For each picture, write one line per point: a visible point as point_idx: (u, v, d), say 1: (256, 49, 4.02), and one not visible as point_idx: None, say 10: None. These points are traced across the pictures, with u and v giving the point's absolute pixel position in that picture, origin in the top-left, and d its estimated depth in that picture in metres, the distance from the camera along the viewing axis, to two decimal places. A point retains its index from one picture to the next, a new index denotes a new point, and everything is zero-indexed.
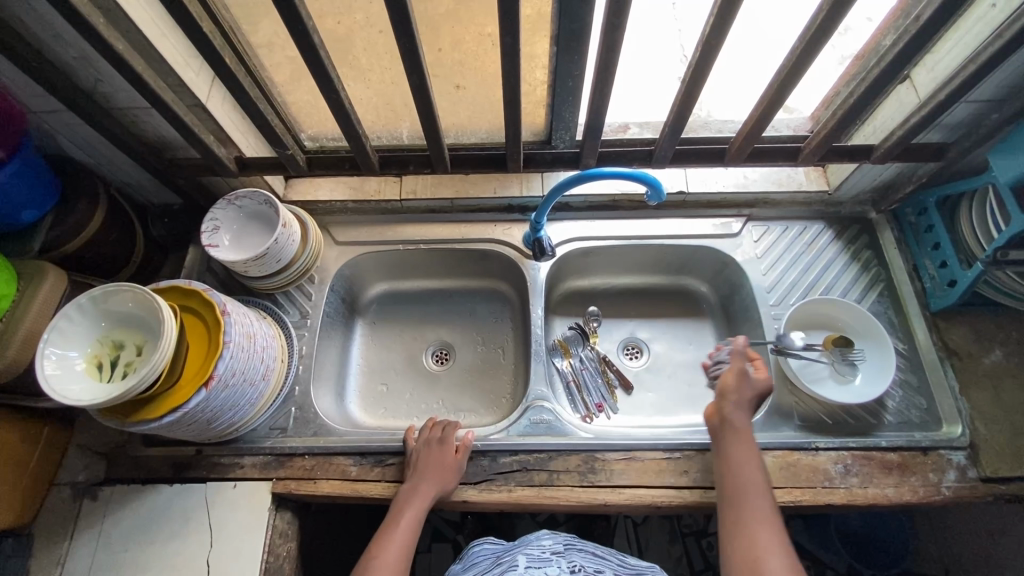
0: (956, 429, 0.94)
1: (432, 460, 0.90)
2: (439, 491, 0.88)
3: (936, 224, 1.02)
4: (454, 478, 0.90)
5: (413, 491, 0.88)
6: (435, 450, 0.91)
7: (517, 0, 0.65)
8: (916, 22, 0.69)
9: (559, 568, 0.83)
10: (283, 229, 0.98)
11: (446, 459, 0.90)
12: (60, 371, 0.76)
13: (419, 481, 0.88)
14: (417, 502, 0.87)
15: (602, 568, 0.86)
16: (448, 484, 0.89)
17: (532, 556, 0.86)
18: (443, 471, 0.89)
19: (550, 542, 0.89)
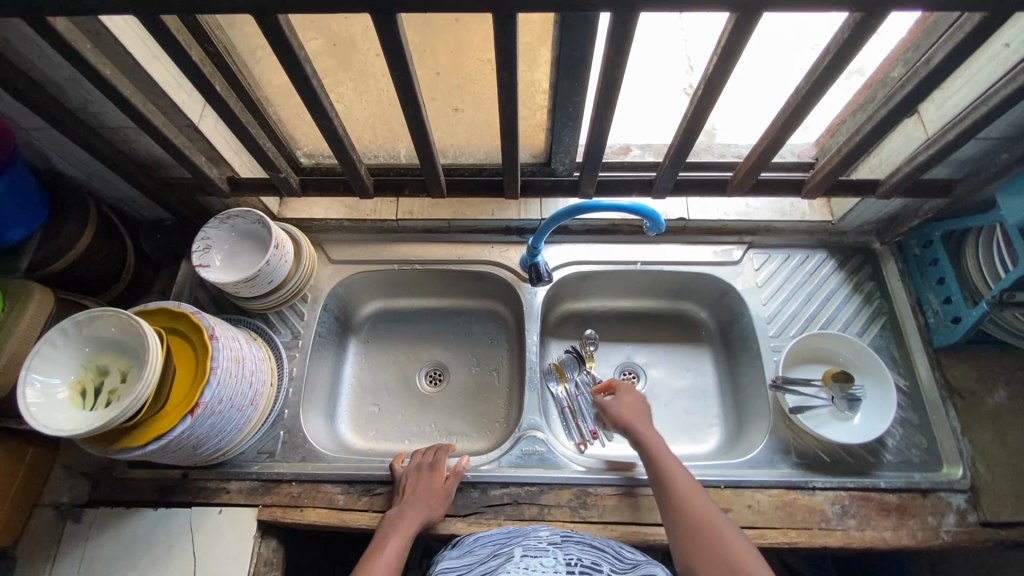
0: (957, 471, 0.93)
1: (423, 484, 0.88)
2: (428, 516, 0.86)
3: (941, 258, 1.00)
4: (443, 503, 0.89)
5: (402, 517, 0.85)
6: (426, 475, 0.90)
7: (516, 38, 0.63)
8: (927, 65, 0.67)
9: (556, 559, 0.76)
10: (275, 250, 0.96)
11: (437, 484, 0.89)
12: (43, 399, 0.75)
13: (409, 506, 0.86)
14: (405, 528, 0.84)
15: (600, 557, 0.78)
16: (437, 511, 0.88)
17: (528, 547, 0.79)
18: (432, 496, 0.88)
19: (547, 533, 0.83)
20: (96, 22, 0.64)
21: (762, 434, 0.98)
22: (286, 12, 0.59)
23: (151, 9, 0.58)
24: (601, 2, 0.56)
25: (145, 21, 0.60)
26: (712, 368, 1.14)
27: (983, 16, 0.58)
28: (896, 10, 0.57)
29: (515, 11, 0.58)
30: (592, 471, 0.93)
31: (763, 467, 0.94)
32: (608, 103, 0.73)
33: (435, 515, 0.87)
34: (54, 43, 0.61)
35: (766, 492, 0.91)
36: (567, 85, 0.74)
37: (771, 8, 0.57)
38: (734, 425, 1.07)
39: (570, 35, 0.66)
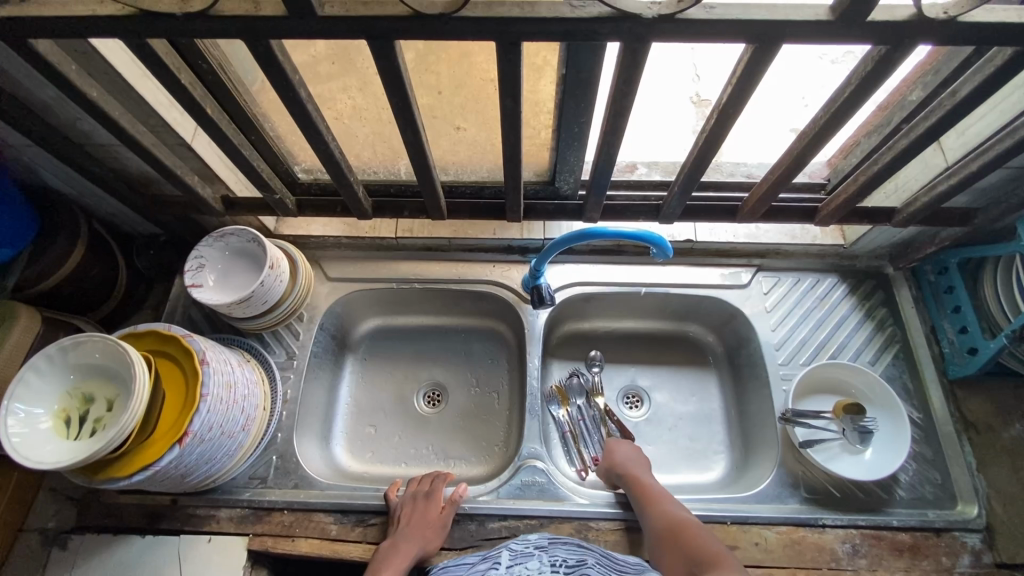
0: (972, 509, 0.89)
1: (422, 513, 0.86)
2: (426, 547, 0.83)
3: (957, 287, 0.97)
4: (440, 533, 0.86)
5: (398, 547, 0.82)
6: (425, 503, 0.87)
7: (520, 66, 0.60)
8: (951, 95, 0.64)
9: (541, 562, 0.78)
10: (269, 270, 0.93)
11: (436, 512, 0.87)
12: (25, 430, 0.72)
13: (407, 536, 0.83)
14: (400, 558, 0.81)
15: (587, 557, 0.80)
16: (433, 541, 0.85)
17: (515, 551, 0.81)
18: (431, 525, 0.85)
19: (534, 537, 0.83)
20: (83, 42, 0.61)
21: (770, 467, 0.95)
22: (279, 37, 0.56)
23: (138, 32, 0.55)
24: (610, 31, 0.53)
25: (133, 43, 0.58)
26: (719, 393, 1.10)
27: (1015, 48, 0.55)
28: (922, 42, 0.54)
29: (519, 39, 0.55)
30: (594, 504, 0.90)
31: (771, 502, 0.91)
32: (616, 130, 0.70)
33: (431, 545, 0.85)
34: (38, 65, 0.59)
35: (774, 529, 0.88)
36: (573, 110, 0.72)
37: (790, 39, 0.54)
38: (742, 454, 1.03)
39: (577, 62, 0.63)
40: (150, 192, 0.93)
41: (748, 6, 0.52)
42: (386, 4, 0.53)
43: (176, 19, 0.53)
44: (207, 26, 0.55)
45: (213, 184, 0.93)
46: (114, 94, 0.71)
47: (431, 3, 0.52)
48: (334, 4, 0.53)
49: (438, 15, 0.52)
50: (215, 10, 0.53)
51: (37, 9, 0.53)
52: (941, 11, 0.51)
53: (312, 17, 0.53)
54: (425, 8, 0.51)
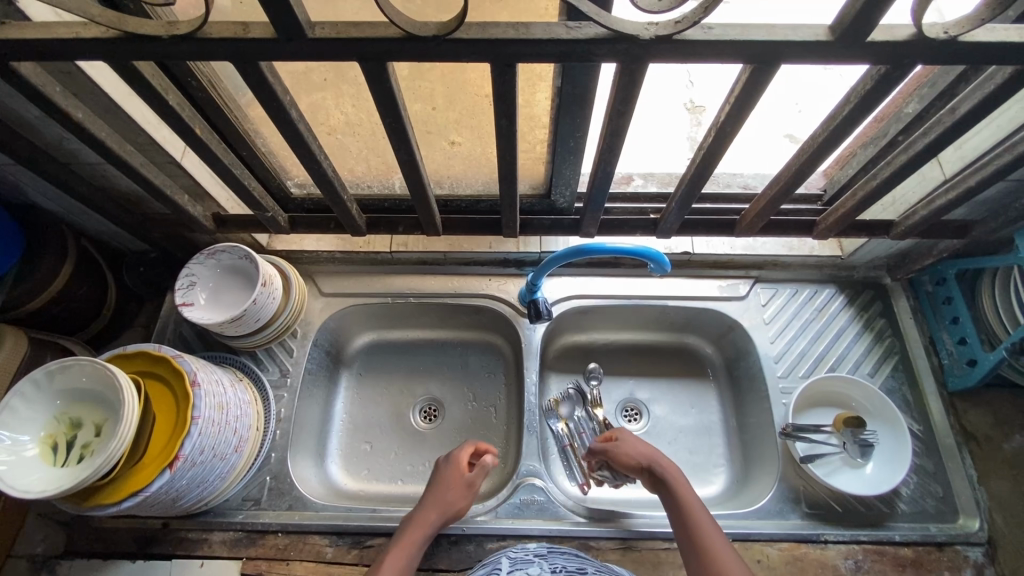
0: (974, 523, 0.89)
1: (442, 478, 0.86)
2: (446, 509, 0.83)
3: (955, 298, 0.97)
4: (465, 492, 0.85)
5: (417, 513, 0.82)
6: (445, 468, 0.87)
7: (515, 86, 0.59)
8: (950, 113, 0.64)
9: (542, 567, 0.75)
10: (262, 288, 0.92)
11: (459, 473, 0.86)
12: (12, 457, 0.70)
13: (426, 503, 0.83)
14: (421, 524, 0.81)
15: (587, 566, 0.76)
16: (458, 503, 0.84)
17: (514, 557, 0.77)
18: (452, 487, 0.85)
19: (533, 546, 0.82)
20: (67, 63, 0.59)
21: (770, 481, 0.94)
22: (269, 59, 0.55)
23: (124, 55, 0.54)
24: (607, 52, 0.52)
25: (118, 66, 0.56)
26: (718, 405, 1.09)
27: (1017, 66, 0.54)
28: (922, 61, 0.53)
29: (514, 60, 0.54)
30: (594, 523, 0.89)
31: (773, 518, 0.90)
32: (613, 148, 0.69)
33: (457, 506, 0.84)
34: (20, 88, 0.57)
35: (775, 546, 0.87)
36: (568, 127, 0.71)
37: (789, 59, 0.53)
38: (742, 468, 1.02)
39: (573, 80, 0.62)
40: (139, 210, 0.91)
41: (746, 26, 0.51)
42: (378, 26, 0.52)
43: (162, 42, 0.52)
44: (194, 48, 0.53)
45: (203, 201, 0.91)
46: (101, 114, 0.69)
47: (425, 26, 0.50)
48: (324, 26, 0.52)
49: (431, 37, 0.51)
50: (202, 32, 0.52)
51: (19, 32, 0.52)
52: (941, 31, 0.50)
53: (302, 39, 0.52)
54: (418, 30, 0.50)
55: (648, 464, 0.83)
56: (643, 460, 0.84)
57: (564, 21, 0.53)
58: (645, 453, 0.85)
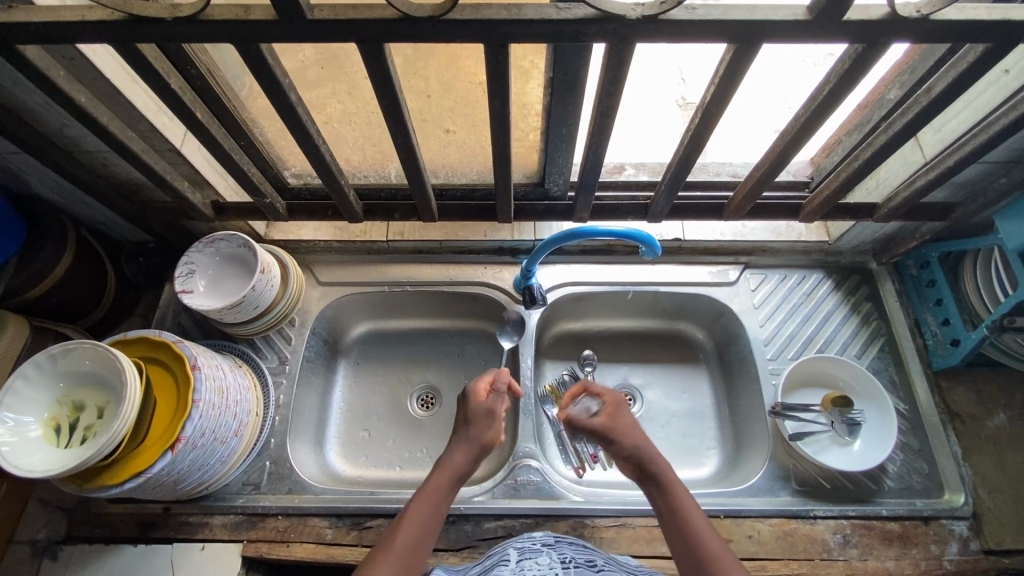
0: (959, 497, 0.91)
1: (465, 415, 0.84)
2: (472, 445, 0.80)
3: (939, 280, 1.00)
4: (489, 423, 0.82)
5: (444, 458, 0.80)
6: (465, 403, 0.86)
7: (508, 68, 0.61)
8: (927, 93, 0.66)
9: (550, 558, 0.76)
10: (261, 274, 0.93)
11: (473, 408, 0.84)
12: (15, 438, 0.71)
13: (452, 446, 0.81)
14: (447, 468, 0.78)
15: (595, 557, 0.78)
16: (484, 436, 0.81)
17: (523, 547, 0.79)
18: (473, 422, 0.82)
19: (540, 535, 0.81)
20: (71, 48, 0.61)
21: (761, 460, 0.96)
22: (269, 41, 0.57)
23: (127, 37, 0.55)
24: (596, 32, 0.54)
25: (121, 48, 0.58)
26: (710, 389, 1.11)
27: (987, 45, 0.57)
28: (897, 40, 0.56)
29: (507, 41, 0.56)
30: (589, 502, 0.91)
31: (763, 495, 0.92)
32: (604, 131, 0.71)
33: (485, 438, 0.81)
34: (26, 71, 0.58)
35: (766, 522, 0.89)
36: (560, 111, 0.73)
37: (770, 39, 0.56)
38: (733, 449, 1.04)
39: (563, 64, 0.64)
40: (138, 198, 0.92)
41: (728, 7, 0.54)
42: (375, 8, 0.54)
43: (166, 24, 0.54)
44: (197, 30, 0.55)
45: (202, 190, 0.93)
46: (102, 99, 0.71)
47: (420, 6, 0.52)
48: (324, 8, 0.54)
49: (426, 18, 0.53)
50: (205, 14, 0.54)
51: (27, 15, 0.54)
52: (914, 10, 0.53)
53: (302, 20, 0.54)
54: (414, 11, 0.52)
55: (619, 433, 0.81)
56: (615, 430, 0.81)
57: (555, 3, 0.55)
58: (618, 420, 0.82)
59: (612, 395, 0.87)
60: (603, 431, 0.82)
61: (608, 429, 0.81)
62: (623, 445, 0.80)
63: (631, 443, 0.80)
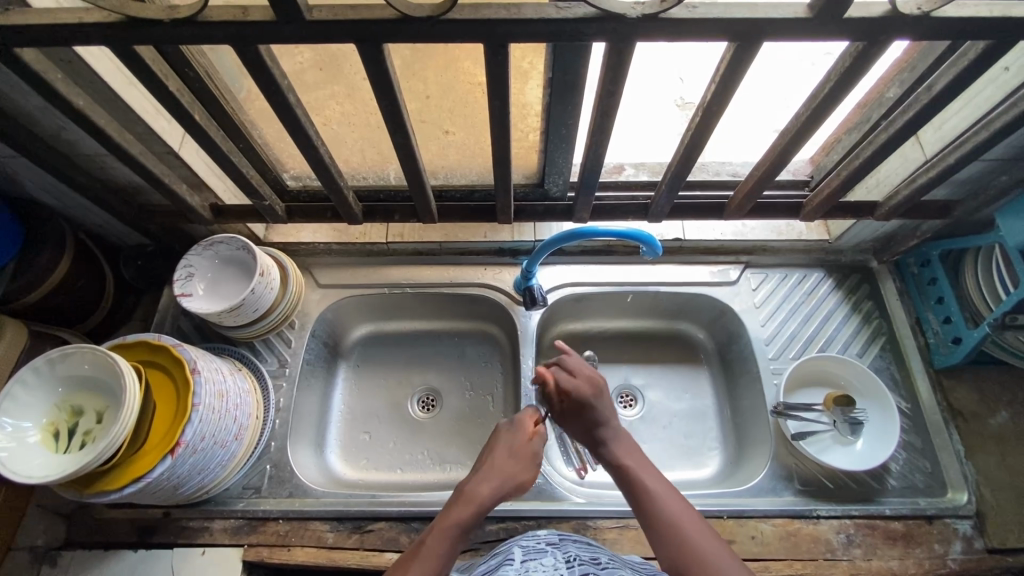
0: (962, 496, 0.91)
1: (505, 447, 0.78)
2: (507, 481, 0.74)
3: (939, 278, 1.00)
4: (527, 466, 0.77)
5: (470, 488, 0.72)
6: (509, 434, 0.80)
7: (507, 68, 0.60)
8: (927, 91, 0.66)
9: (556, 558, 0.74)
10: (260, 277, 0.93)
11: (521, 441, 0.78)
12: (13, 444, 0.71)
13: (484, 475, 0.74)
14: (473, 500, 0.70)
15: (600, 554, 0.75)
16: (519, 476, 0.76)
17: (528, 547, 0.77)
18: (515, 457, 0.77)
19: (545, 534, 0.81)
20: (68, 50, 0.61)
21: (763, 460, 0.96)
22: (267, 42, 0.57)
23: (125, 39, 0.55)
24: (595, 31, 0.54)
25: (118, 51, 0.58)
26: (712, 390, 1.11)
27: (988, 41, 0.57)
28: (898, 37, 0.56)
29: (506, 41, 0.56)
30: (591, 503, 0.91)
31: (766, 495, 0.92)
32: (603, 130, 0.71)
33: (518, 482, 0.76)
34: (22, 73, 0.58)
35: (770, 522, 0.89)
36: (560, 111, 0.72)
37: (770, 36, 0.56)
38: (735, 449, 1.04)
39: (563, 63, 0.63)
40: (136, 201, 0.92)
41: (728, 5, 0.53)
42: (374, 9, 0.54)
43: (163, 26, 0.54)
44: (194, 32, 0.55)
45: (201, 193, 0.93)
46: (100, 102, 0.71)
47: (418, 7, 0.52)
48: (322, 9, 0.53)
49: (425, 18, 0.52)
50: (203, 16, 0.54)
51: (23, 17, 0.53)
52: (915, 7, 0.53)
53: (300, 21, 0.53)
54: (412, 11, 0.52)
55: (593, 398, 0.77)
56: (592, 397, 0.77)
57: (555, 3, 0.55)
58: (592, 386, 0.78)
59: (577, 363, 0.81)
60: (575, 402, 0.77)
61: (582, 400, 0.77)
62: (597, 418, 0.76)
63: (605, 413, 0.77)
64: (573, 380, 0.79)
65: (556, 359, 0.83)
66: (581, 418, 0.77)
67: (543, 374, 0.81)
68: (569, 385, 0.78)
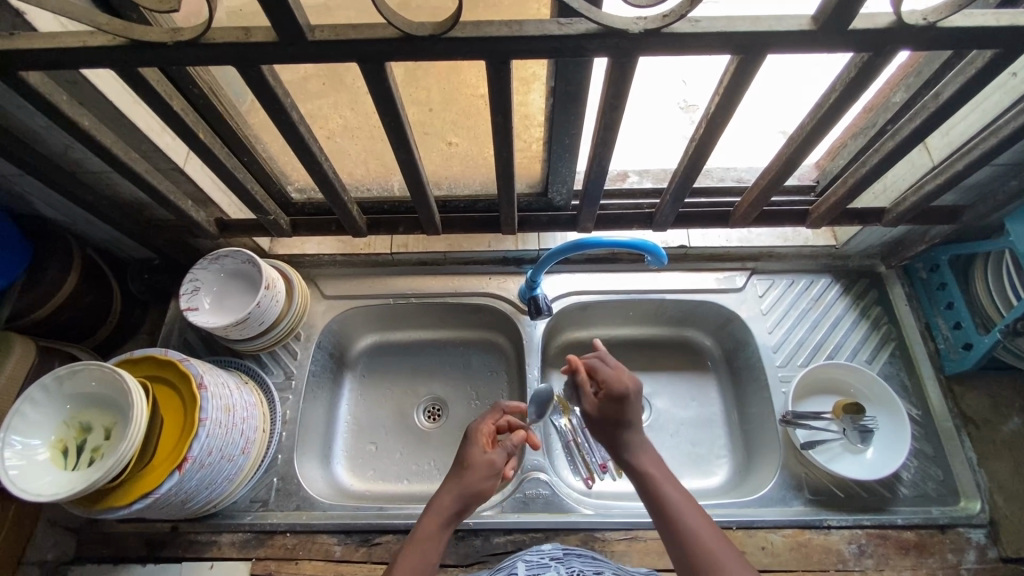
0: (975, 504, 0.90)
1: (463, 458, 0.78)
2: (465, 492, 0.74)
3: (950, 283, 0.99)
4: (487, 476, 0.76)
5: (432, 504, 0.74)
6: (467, 444, 0.80)
7: (510, 83, 0.60)
8: (933, 99, 0.66)
9: (559, 573, 0.75)
10: (265, 290, 0.93)
11: (475, 450, 0.78)
12: (22, 463, 0.71)
13: (446, 489, 0.75)
14: (436, 513, 0.73)
15: (604, 568, 0.77)
16: (480, 486, 0.75)
17: (532, 562, 0.78)
18: (472, 467, 0.76)
19: (549, 548, 0.80)
20: (73, 72, 0.61)
21: (773, 469, 0.95)
22: (269, 62, 0.57)
23: (130, 62, 0.56)
24: (598, 47, 0.54)
25: (123, 72, 0.58)
26: (719, 397, 1.10)
27: (996, 50, 0.57)
28: (902, 48, 0.55)
29: (509, 57, 0.56)
30: (600, 515, 0.90)
31: (776, 505, 0.91)
32: (607, 142, 0.71)
33: (480, 490, 0.75)
34: (29, 96, 0.59)
35: (780, 533, 0.88)
36: (563, 123, 0.72)
37: (775, 49, 0.55)
38: (744, 457, 1.03)
39: (566, 75, 0.63)
40: (142, 216, 0.93)
41: (731, 18, 0.53)
42: (376, 28, 0.54)
43: (167, 48, 0.54)
44: (199, 52, 0.55)
45: (206, 207, 0.93)
46: (105, 121, 0.71)
47: (420, 25, 0.52)
48: (323, 29, 0.54)
49: (426, 36, 0.52)
50: (206, 38, 0.54)
51: (28, 41, 0.53)
52: (920, 18, 0.52)
53: (302, 41, 0.53)
54: (415, 30, 0.52)
55: (630, 394, 0.78)
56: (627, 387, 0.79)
57: (556, 18, 0.55)
58: (625, 380, 0.79)
59: (615, 361, 0.84)
60: (611, 394, 0.79)
61: (619, 391, 0.78)
62: (626, 418, 0.77)
63: (632, 416, 0.78)
64: (611, 372, 0.81)
65: (593, 354, 0.86)
66: (611, 409, 0.78)
67: (578, 364, 0.84)
68: (609, 376, 0.80)
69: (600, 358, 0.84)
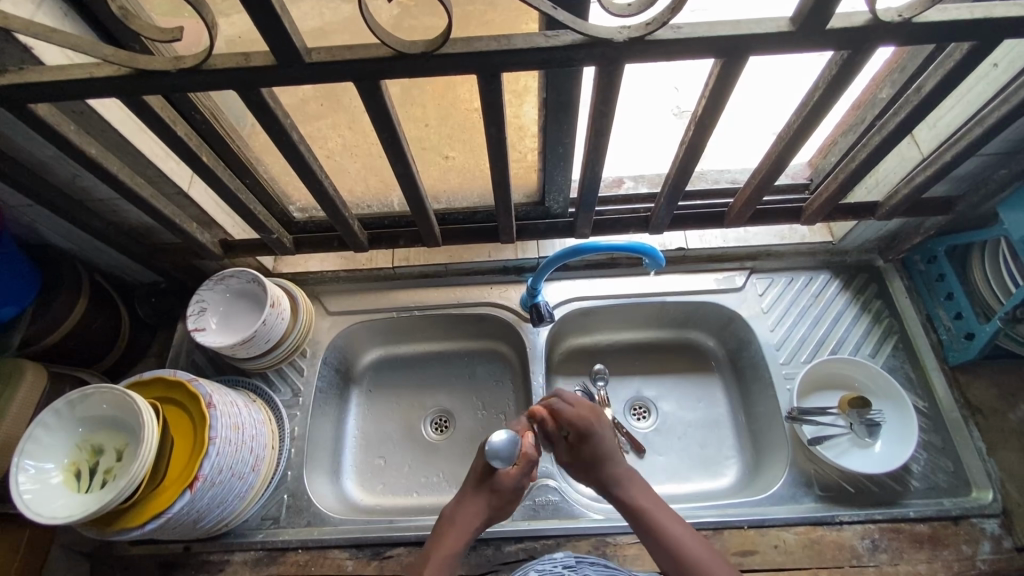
0: (987, 494, 0.89)
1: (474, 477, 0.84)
2: (465, 510, 0.80)
3: (948, 274, 0.99)
4: (529, 469, 0.84)
5: (457, 517, 0.80)
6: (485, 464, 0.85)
7: (502, 96, 0.62)
8: (916, 93, 0.67)
9: None
10: (271, 308, 0.94)
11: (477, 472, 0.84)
12: (36, 487, 0.72)
13: (457, 507, 0.81)
14: (455, 530, 0.79)
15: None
16: (521, 483, 0.83)
17: (543, 570, 0.78)
18: (470, 488, 0.82)
19: (561, 556, 0.81)
20: (80, 103, 0.63)
21: (781, 467, 0.95)
22: (270, 85, 0.59)
23: (136, 90, 0.58)
24: (585, 56, 0.56)
25: (128, 100, 0.60)
26: (725, 398, 1.10)
27: (972, 43, 0.58)
28: (880, 46, 0.57)
29: (499, 71, 0.58)
30: (610, 519, 0.90)
31: (787, 503, 0.91)
32: (599, 148, 0.73)
33: (519, 488, 0.84)
34: (37, 127, 0.61)
35: (792, 530, 0.88)
36: (555, 133, 0.74)
37: (755, 51, 0.57)
38: (753, 456, 1.03)
39: (556, 86, 0.65)
40: (149, 240, 0.95)
41: (712, 24, 0.55)
42: (369, 47, 0.56)
43: (171, 75, 0.56)
44: (201, 78, 0.57)
45: (211, 229, 0.95)
46: (112, 150, 0.73)
47: (412, 44, 0.54)
48: (320, 50, 0.56)
49: (419, 53, 0.54)
50: (207, 64, 0.56)
51: (37, 75, 0.56)
52: (896, 14, 0.54)
53: (299, 63, 0.56)
54: (407, 48, 0.54)
55: (595, 427, 0.82)
56: (593, 424, 0.83)
57: (543, 31, 0.57)
58: (588, 414, 0.83)
59: (573, 396, 0.87)
60: (579, 432, 0.82)
61: (585, 429, 0.82)
62: (599, 454, 0.81)
63: (605, 446, 0.82)
64: (571, 411, 0.84)
65: (553, 393, 0.88)
66: (587, 447, 0.82)
67: (540, 411, 0.87)
68: (571, 415, 0.83)
69: (559, 397, 0.86)
